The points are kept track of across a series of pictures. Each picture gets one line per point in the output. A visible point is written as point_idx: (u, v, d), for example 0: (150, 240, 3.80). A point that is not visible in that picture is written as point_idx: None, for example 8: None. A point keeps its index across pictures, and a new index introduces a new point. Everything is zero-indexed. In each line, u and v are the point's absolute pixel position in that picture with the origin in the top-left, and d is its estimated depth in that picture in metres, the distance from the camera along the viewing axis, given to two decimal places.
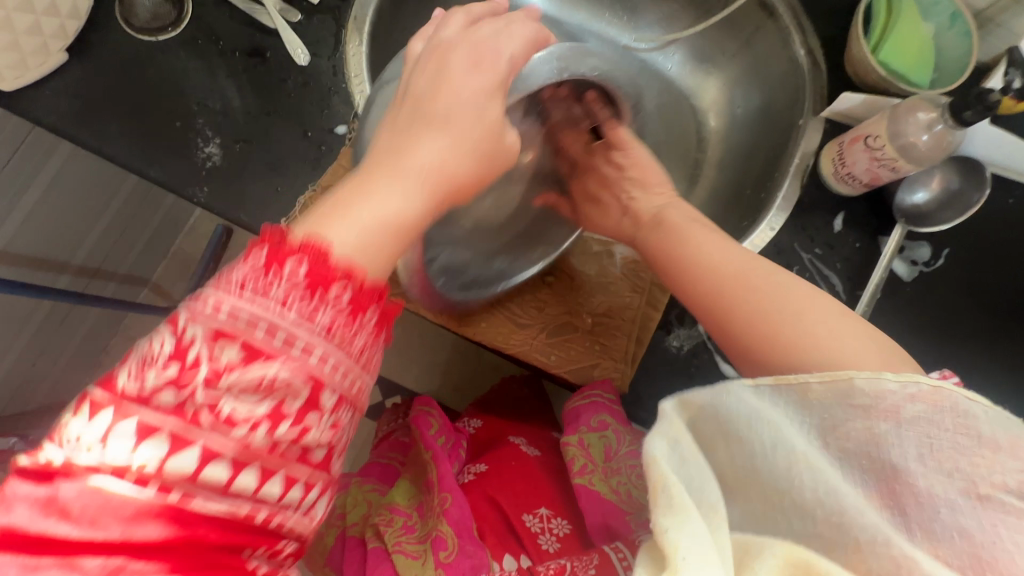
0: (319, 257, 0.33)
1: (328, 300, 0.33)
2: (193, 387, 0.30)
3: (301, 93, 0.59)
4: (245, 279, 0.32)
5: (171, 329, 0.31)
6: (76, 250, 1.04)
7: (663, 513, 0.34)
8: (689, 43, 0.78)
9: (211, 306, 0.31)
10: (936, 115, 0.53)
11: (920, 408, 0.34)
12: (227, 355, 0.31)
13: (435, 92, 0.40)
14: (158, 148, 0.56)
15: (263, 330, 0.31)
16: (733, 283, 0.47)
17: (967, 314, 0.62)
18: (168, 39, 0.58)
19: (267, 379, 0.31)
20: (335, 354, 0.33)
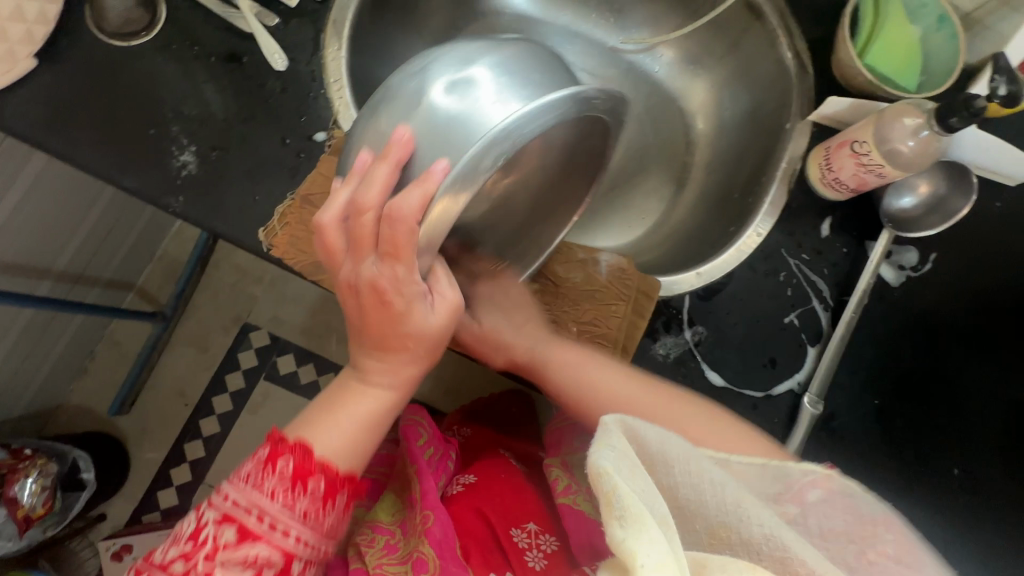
0: (303, 457, 0.44)
1: (306, 492, 0.44)
2: (198, 563, 0.41)
3: (280, 99, 0.58)
4: (247, 475, 0.43)
5: (191, 513, 0.43)
6: (58, 255, 1.02)
7: (618, 524, 0.31)
8: (676, 45, 0.78)
9: (221, 494, 0.43)
10: (921, 120, 0.53)
11: (818, 494, 0.38)
12: (226, 535, 0.41)
13: (374, 319, 0.46)
14: (132, 156, 0.54)
15: (255, 517, 0.42)
16: (621, 412, 0.51)
17: (953, 319, 0.62)
18: (142, 43, 0.56)
19: (254, 556, 0.41)
20: (304, 534, 0.43)
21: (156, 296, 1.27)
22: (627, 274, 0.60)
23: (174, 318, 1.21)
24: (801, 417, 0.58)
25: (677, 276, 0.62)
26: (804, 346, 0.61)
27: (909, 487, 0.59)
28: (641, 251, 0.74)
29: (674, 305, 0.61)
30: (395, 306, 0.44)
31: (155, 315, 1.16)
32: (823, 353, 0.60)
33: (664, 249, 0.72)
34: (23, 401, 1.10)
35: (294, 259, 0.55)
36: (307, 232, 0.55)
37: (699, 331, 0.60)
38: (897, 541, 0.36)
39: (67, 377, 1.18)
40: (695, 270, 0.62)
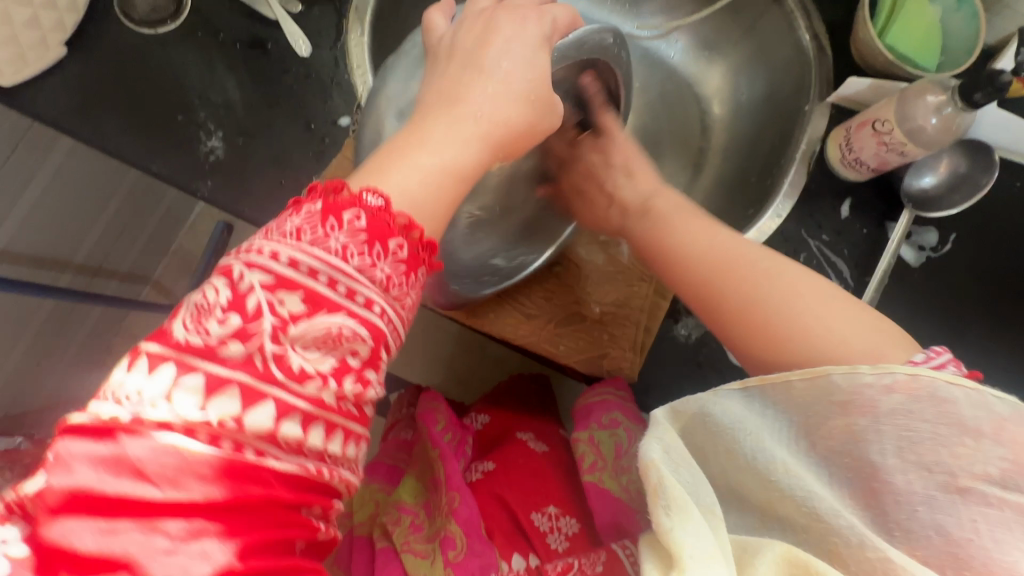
0: (374, 211, 0.34)
1: (385, 252, 0.33)
2: (260, 339, 0.31)
3: (303, 85, 0.59)
4: (301, 228, 0.32)
5: (226, 281, 0.32)
6: (77, 249, 1.03)
7: (664, 513, 0.37)
8: (691, 30, 0.78)
9: (269, 256, 0.32)
10: (944, 98, 0.53)
11: (896, 399, 0.36)
12: (289, 306, 0.31)
13: (487, 42, 0.41)
14: (160, 142, 0.55)
15: (325, 282, 0.32)
16: (716, 270, 0.48)
17: (974, 299, 0.62)
18: (168, 32, 0.57)
19: (331, 331, 0.31)
20: (390, 308, 0.33)
21: (171, 289, 1.28)
22: None
23: None
24: None
25: None
26: None
27: None
28: None
29: None
30: (507, 30, 0.41)
31: (172, 307, 1.17)
32: None
33: None
34: (45, 392, 1.12)
35: None
36: None
37: None
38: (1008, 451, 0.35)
39: (87, 370, 1.20)
40: None
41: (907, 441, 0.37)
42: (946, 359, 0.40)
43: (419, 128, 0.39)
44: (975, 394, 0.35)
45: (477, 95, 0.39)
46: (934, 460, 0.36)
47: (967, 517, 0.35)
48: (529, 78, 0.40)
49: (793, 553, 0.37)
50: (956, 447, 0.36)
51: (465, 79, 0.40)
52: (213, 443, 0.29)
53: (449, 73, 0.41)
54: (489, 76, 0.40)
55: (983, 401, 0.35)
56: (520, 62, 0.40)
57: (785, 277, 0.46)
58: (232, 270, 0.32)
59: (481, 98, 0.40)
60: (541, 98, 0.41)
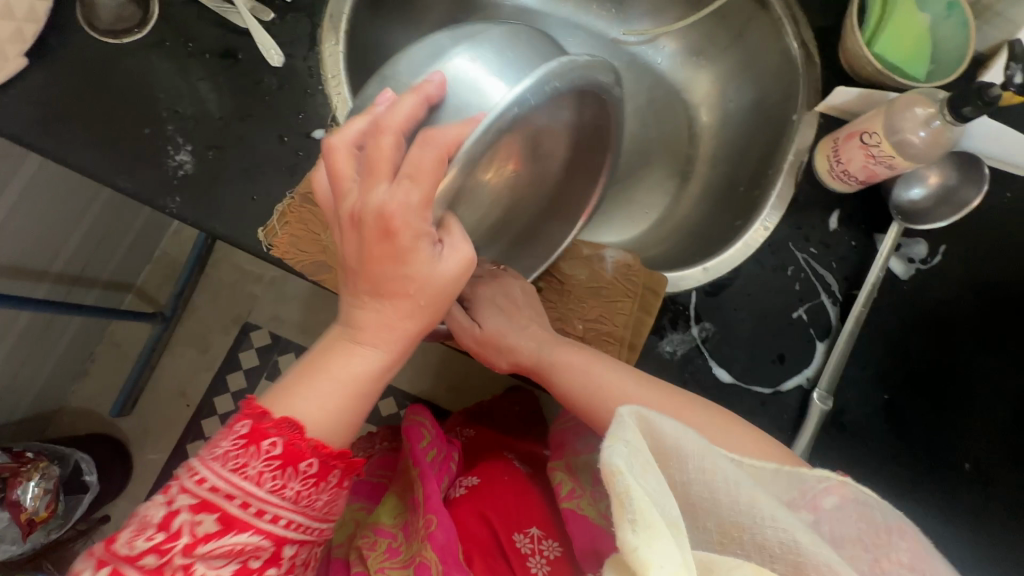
0: (291, 436, 0.39)
1: (297, 473, 0.39)
2: (173, 553, 0.36)
3: (277, 96, 0.57)
4: (228, 453, 0.38)
5: (163, 497, 0.37)
6: (56, 257, 1.01)
7: (630, 529, 0.29)
8: (679, 36, 0.76)
9: (197, 479, 0.37)
10: (933, 111, 0.52)
11: (833, 500, 0.37)
12: (206, 526, 0.37)
13: (374, 236, 0.39)
14: (127, 156, 0.53)
15: (238, 504, 0.37)
16: (615, 411, 0.50)
17: (964, 312, 0.61)
18: (135, 41, 0.55)
19: (237, 547, 0.37)
20: (299, 516, 0.39)
21: (155, 296, 1.26)
22: (632, 269, 0.59)
23: (174, 318, 1.20)
24: (811, 413, 0.57)
25: (684, 272, 0.61)
26: (813, 342, 0.60)
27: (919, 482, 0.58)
28: (646, 246, 0.73)
29: (681, 300, 0.60)
30: (402, 217, 0.39)
31: (155, 315, 1.15)
32: (832, 349, 0.59)
33: (670, 244, 0.71)
34: (25, 403, 1.09)
35: (297, 259, 0.54)
36: (308, 231, 0.54)
37: (706, 327, 0.59)
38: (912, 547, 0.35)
39: (69, 379, 1.18)
40: (702, 265, 0.61)
41: (837, 531, 0.36)
42: None
43: (328, 347, 0.43)
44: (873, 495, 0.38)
45: (369, 306, 0.41)
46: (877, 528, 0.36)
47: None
48: (411, 284, 0.40)
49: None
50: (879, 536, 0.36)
51: (359, 285, 0.41)
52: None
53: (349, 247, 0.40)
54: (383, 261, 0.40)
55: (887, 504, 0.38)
56: (408, 249, 0.39)
57: (662, 403, 0.49)
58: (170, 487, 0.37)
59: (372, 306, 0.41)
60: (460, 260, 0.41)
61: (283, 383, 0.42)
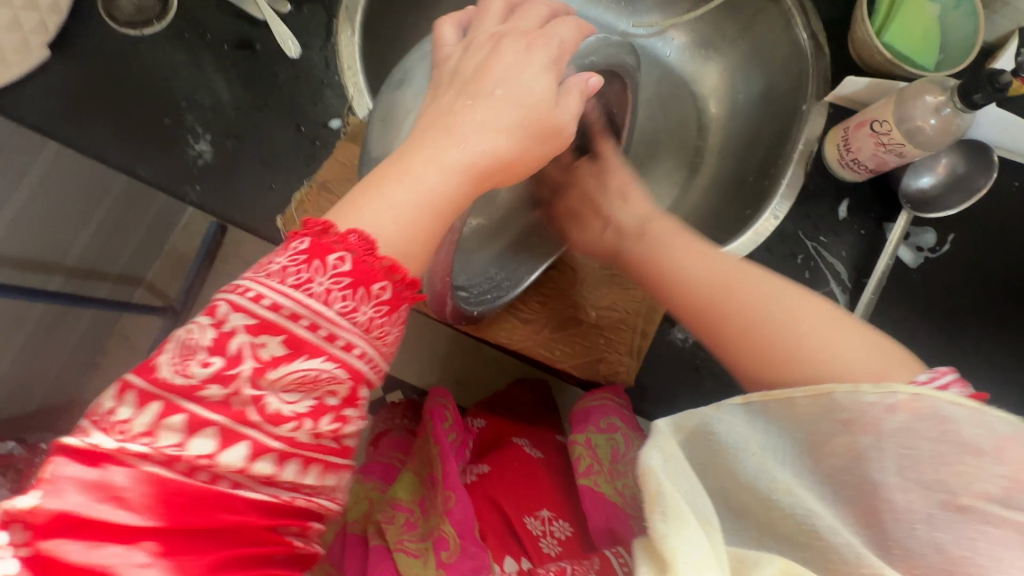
0: (360, 253, 0.35)
1: (368, 296, 0.35)
2: (239, 383, 0.32)
3: (293, 87, 0.57)
4: (286, 270, 0.34)
5: (212, 322, 0.33)
6: (68, 251, 1.02)
7: (661, 519, 0.37)
8: (688, 28, 0.77)
9: (252, 298, 0.33)
10: (943, 99, 0.52)
11: (901, 418, 0.38)
12: (271, 349, 0.33)
13: (485, 71, 0.40)
14: (147, 145, 0.54)
15: (307, 325, 0.33)
16: (721, 297, 0.49)
17: (971, 300, 0.61)
18: (154, 33, 0.56)
19: (309, 375, 0.33)
20: (371, 349, 0.35)
21: (165, 290, 1.27)
22: None
23: (184, 312, 1.21)
24: None
25: None
26: None
27: None
28: None
29: None
30: (512, 56, 0.40)
31: (166, 309, 1.16)
32: None
33: None
34: (38, 395, 1.11)
35: None
36: (325, 219, 0.55)
37: None
38: (1008, 470, 0.35)
39: (81, 372, 1.19)
40: None
41: (904, 463, 0.37)
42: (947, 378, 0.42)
43: (411, 153, 0.39)
44: (978, 416, 0.36)
45: (466, 130, 0.39)
46: (936, 476, 0.36)
47: (963, 535, 0.35)
48: (521, 123, 0.40)
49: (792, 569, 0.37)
50: (958, 465, 0.36)
51: (459, 105, 0.40)
52: (189, 475, 0.32)
53: (442, 102, 0.40)
54: (486, 102, 0.39)
55: (985, 421, 0.36)
56: (514, 91, 0.40)
57: (788, 298, 0.48)
58: (218, 309, 0.33)
59: (469, 134, 0.39)
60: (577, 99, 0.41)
61: (356, 195, 0.38)
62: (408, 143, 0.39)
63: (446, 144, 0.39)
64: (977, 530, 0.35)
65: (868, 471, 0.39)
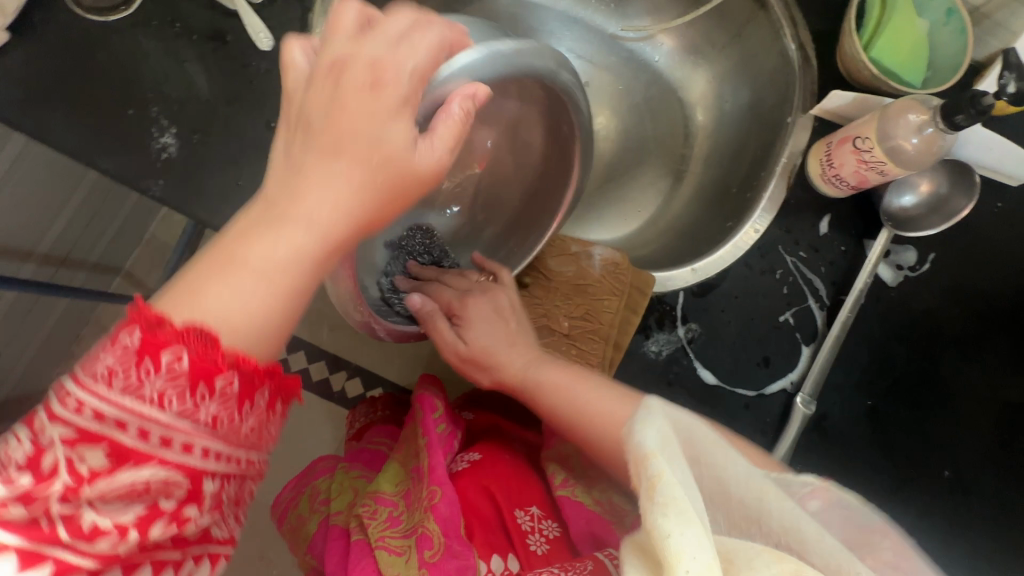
0: (200, 347, 0.30)
1: (214, 391, 0.30)
2: (48, 501, 0.28)
3: (266, 81, 0.56)
4: (113, 371, 0.29)
5: (25, 430, 0.29)
6: (42, 237, 0.99)
7: (662, 513, 0.30)
8: (676, 34, 0.75)
9: (69, 405, 0.28)
10: (926, 117, 0.51)
11: (818, 505, 0.37)
12: (90, 461, 0.28)
13: (330, 120, 0.34)
14: (109, 137, 0.52)
15: (134, 433, 0.29)
16: None
17: (950, 321, 0.61)
18: (120, 19, 0.54)
19: (137, 485, 0.29)
20: (219, 444, 0.31)
21: (144, 280, 1.25)
22: (620, 269, 0.60)
23: None
24: (793, 417, 0.57)
25: (672, 272, 0.61)
26: (798, 345, 0.60)
27: (904, 486, 0.59)
28: (636, 246, 0.72)
29: (669, 301, 0.60)
30: (356, 98, 0.34)
31: None
32: (817, 353, 0.59)
33: (661, 244, 0.71)
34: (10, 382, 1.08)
35: None
36: None
37: (693, 328, 0.59)
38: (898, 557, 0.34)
39: (54, 360, 1.17)
40: (690, 266, 0.61)
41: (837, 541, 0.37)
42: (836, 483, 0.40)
43: (262, 222, 0.34)
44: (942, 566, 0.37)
45: (315, 200, 0.34)
46: None
47: None
48: (380, 180, 0.35)
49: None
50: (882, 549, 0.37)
51: (311, 161, 0.34)
52: None
53: (289, 157, 0.35)
54: (343, 166, 0.34)
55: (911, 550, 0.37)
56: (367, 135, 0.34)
57: None
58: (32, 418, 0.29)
59: (316, 206, 0.34)
60: (449, 140, 0.37)
61: (192, 273, 0.33)
62: (263, 208, 0.34)
63: (296, 213, 0.33)
64: None
65: None
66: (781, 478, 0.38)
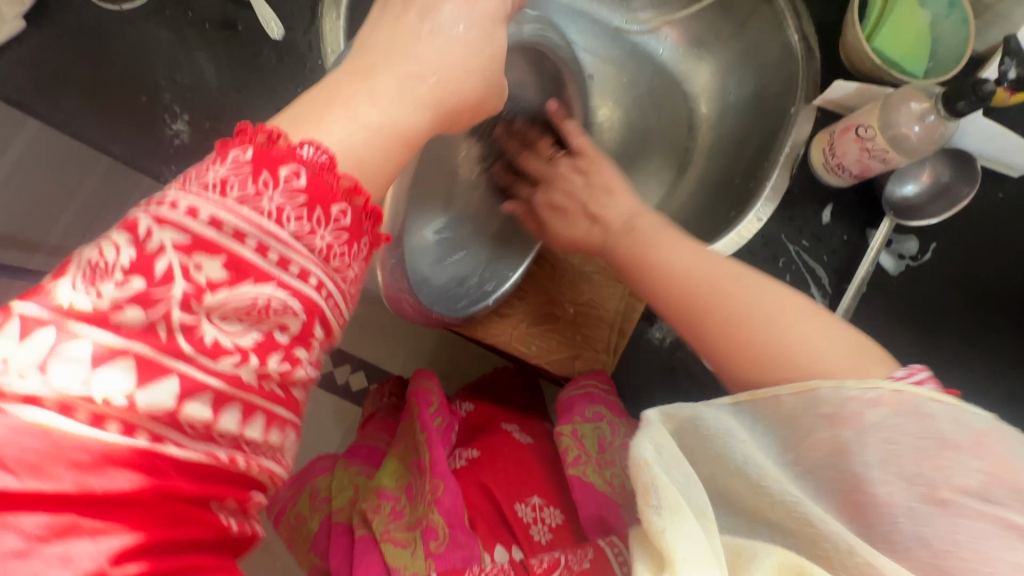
0: (316, 168, 0.33)
1: (327, 218, 0.33)
2: (168, 306, 0.29)
3: (276, 69, 0.57)
4: (227, 180, 0.31)
5: (130, 238, 0.30)
6: None
7: (656, 512, 0.36)
8: (680, 26, 0.76)
9: (185, 211, 0.30)
10: (927, 106, 0.52)
11: (882, 412, 0.36)
12: (209, 270, 0.30)
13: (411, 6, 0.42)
14: (123, 124, 0.54)
15: (253, 246, 0.30)
16: (712, 297, 0.48)
17: (950, 310, 0.62)
18: (133, 7, 0.55)
19: (258, 302, 0.30)
20: (329, 281, 0.33)
21: None
22: None
23: None
24: None
25: None
26: None
27: None
28: None
29: None
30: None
31: None
32: None
33: None
34: None
35: None
36: None
37: None
38: (987, 464, 0.33)
39: None
40: None
41: (887, 456, 0.35)
42: (925, 376, 0.40)
43: (366, 77, 0.38)
44: None
45: (421, 58, 0.40)
46: (915, 470, 0.34)
47: (941, 531, 0.33)
48: (486, 54, 0.43)
49: (802, 568, 0.35)
50: (941, 460, 0.34)
51: (407, 40, 0.41)
52: (95, 425, 0.27)
53: (382, 41, 0.40)
54: (444, 37, 0.41)
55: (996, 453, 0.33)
56: (469, 20, 0.42)
57: (784, 296, 0.46)
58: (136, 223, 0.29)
59: (425, 63, 0.40)
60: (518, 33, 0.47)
61: (295, 114, 0.36)
62: (359, 74, 0.38)
63: (404, 70, 0.39)
64: (957, 526, 0.33)
65: (849, 464, 0.37)
66: (831, 391, 0.37)
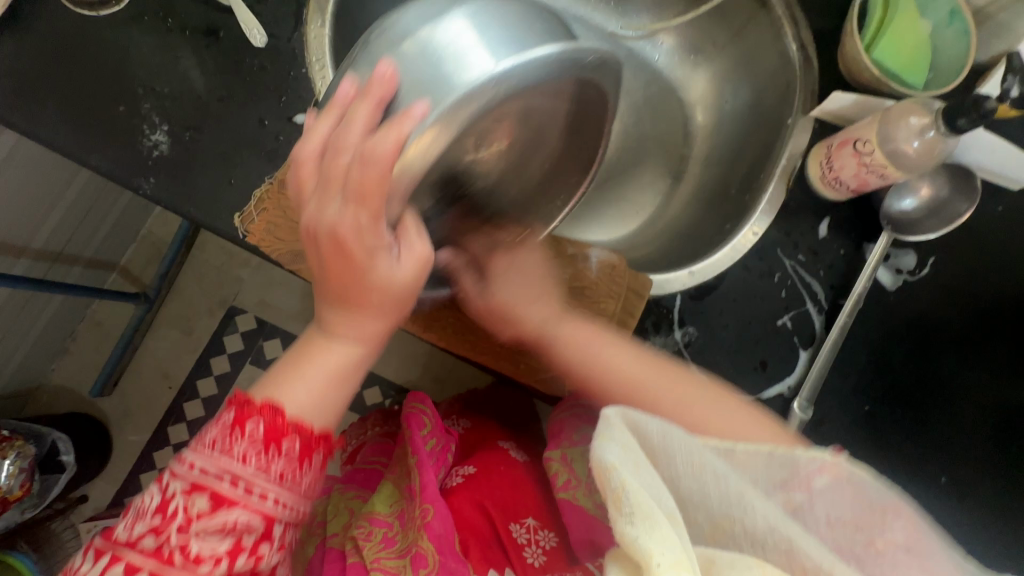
0: (271, 416, 0.40)
1: (281, 451, 0.40)
2: (170, 533, 0.38)
3: (259, 77, 0.55)
4: (216, 439, 0.39)
5: (158, 484, 0.39)
6: (36, 233, 0.98)
7: (629, 521, 0.32)
8: (677, 33, 0.75)
9: (187, 465, 0.39)
10: (928, 121, 0.51)
11: (825, 480, 0.37)
12: (197, 504, 0.38)
13: (334, 248, 0.39)
14: (99, 135, 0.52)
15: (227, 482, 0.38)
16: (636, 393, 0.52)
17: (948, 326, 0.60)
18: (111, 13, 0.53)
19: (228, 523, 0.38)
20: (284, 494, 0.39)
21: (140, 276, 1.24)
22: (616, 271, 0.59)
23: (158, 300, 1.17)
24: (790, 422, 0.57)
25: (669, 274, 0.60)
26: (796, 350, 0.59)
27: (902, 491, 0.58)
28: (634, 247, 0.72)
29: (665, 304, 0.59)
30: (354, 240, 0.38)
31: (138, 296, 1.13)
32: (815, 358, 0.59)
33: (658, 246, 0.70)
34: (3, 379, 1.08)
35: (272, 248, 0.53)
36: (285, 220, 0.53)
37: (690, 332, 0.59)
38: (904, 526, 0.36)
39: (49, 358, 1.16)
40: (687, 269, 0.60)
41: (830, 511, 0.37)
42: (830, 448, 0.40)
43: (307, 359, 0.43)
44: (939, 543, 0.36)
45: (346, 331, 0.43)
46: (855, 522, 0.37)
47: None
48: (401, 292, 0.41)
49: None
50: (872, 519, 0.36)
51: (335, 298, 0.42)
52: None
53: (324, 284, 0.42)
54: (366, 285, 0.41)
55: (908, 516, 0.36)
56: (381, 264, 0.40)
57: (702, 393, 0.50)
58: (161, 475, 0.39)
59: (349, 332, 0.43)
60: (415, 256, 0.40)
61: (267, 381, 0.43)
62: (308, 343, 0.44)
63: (336, 347, 0.43)
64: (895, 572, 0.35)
65: (805, 518, 0.37)
66: (782, 457, 0.38)
